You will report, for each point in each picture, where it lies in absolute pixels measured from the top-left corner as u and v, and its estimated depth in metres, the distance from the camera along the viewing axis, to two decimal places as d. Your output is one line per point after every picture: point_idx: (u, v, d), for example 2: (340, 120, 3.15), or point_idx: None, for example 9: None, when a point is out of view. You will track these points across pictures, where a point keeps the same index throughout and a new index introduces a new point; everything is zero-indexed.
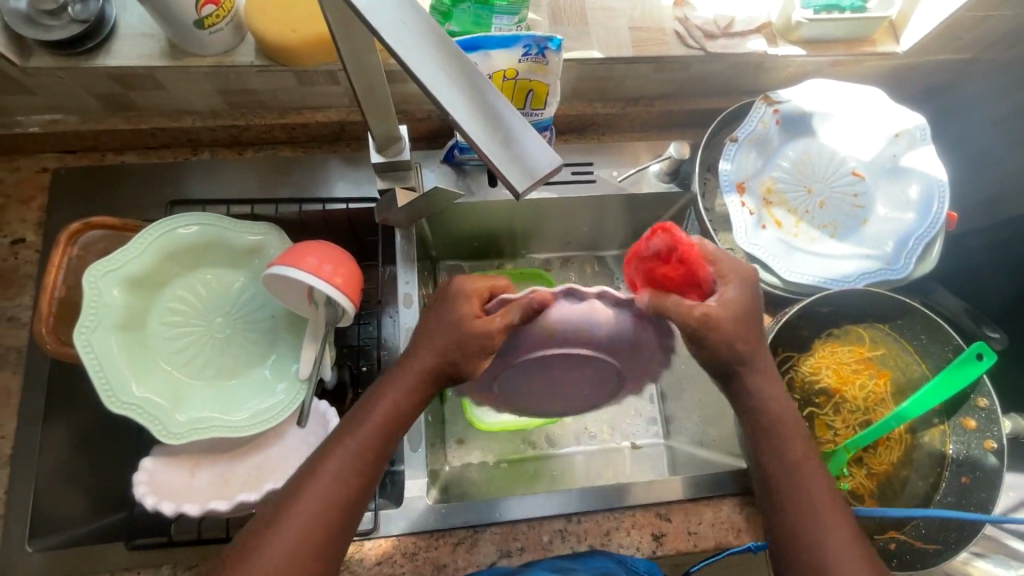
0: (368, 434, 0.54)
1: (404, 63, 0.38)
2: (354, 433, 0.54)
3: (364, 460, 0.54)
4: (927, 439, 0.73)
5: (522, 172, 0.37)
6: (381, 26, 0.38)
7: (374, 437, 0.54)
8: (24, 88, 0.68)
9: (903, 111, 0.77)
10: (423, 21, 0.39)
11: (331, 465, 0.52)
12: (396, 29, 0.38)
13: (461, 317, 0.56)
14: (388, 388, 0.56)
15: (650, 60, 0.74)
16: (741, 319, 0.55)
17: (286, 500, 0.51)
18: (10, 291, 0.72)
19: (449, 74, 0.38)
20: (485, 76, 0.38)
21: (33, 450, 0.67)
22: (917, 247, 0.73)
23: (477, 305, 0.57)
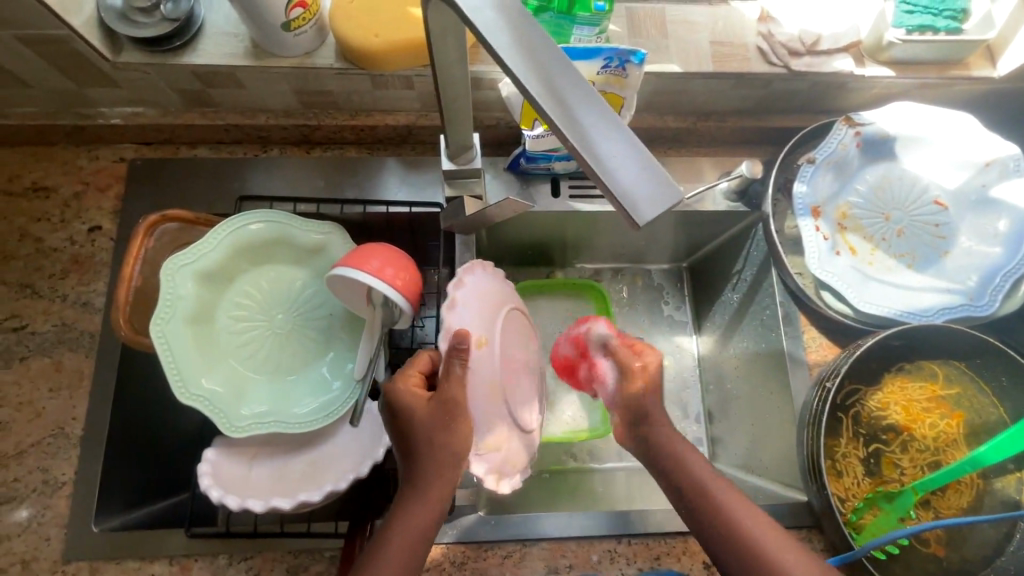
0: (411, 504, 0.54)
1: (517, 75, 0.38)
2: (415, 484, 0.54)
3: (421, 529, 0.53)
4: (1000, 486, 0.70)
5: (643, 205, 0.35)
6: (501, 51, 0.38)
7: (418, 505, 0.54)
8: (111, 81, 0.70)
9: (996, 139, 0.72)
10: (539, 44, 0.39)
11: (392, 545, 0.52)
12: (514, 52, 0.38)
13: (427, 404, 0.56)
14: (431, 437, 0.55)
15: (730, 76, 0.71)
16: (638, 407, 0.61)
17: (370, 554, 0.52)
18: (86, 276, 0.75)
19: (558, 88, 0.38)
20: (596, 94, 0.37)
21: (101, 432, 0.69)
22: (1004, 284, 0.69)
23: (415, 393, 0.57)
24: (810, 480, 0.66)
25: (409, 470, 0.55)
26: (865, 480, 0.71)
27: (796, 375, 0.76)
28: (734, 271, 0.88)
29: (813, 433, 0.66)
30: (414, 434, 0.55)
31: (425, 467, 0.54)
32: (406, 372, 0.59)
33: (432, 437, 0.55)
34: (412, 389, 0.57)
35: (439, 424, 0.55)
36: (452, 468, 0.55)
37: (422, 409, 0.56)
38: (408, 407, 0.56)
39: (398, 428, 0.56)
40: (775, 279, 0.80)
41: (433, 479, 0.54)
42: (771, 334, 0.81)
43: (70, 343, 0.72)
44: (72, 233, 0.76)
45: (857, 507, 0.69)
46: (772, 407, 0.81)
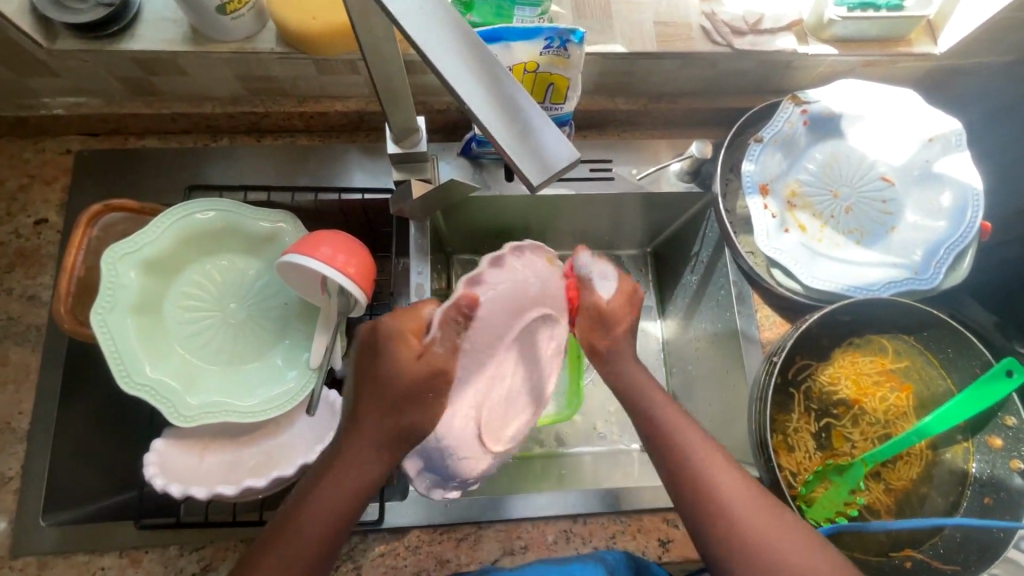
0: (341, 483, 0.53)
1: (417, 47, 0.36)
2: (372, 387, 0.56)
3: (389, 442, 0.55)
4: (949, 456, 0.71)
5: (540, 165, 0.36)
6: (392, 1, 0.36)
7: (350, 484, 0.53)
8: (49, 70, 0.69)
9: (938, 115, 0.74)
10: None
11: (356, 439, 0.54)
12: (405, 2, 0.36)
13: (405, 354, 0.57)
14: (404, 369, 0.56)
15: (674, 56, 0.72)
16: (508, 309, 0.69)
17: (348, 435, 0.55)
18: (32, 269, 0.74)
19: (463, 58, 0.36)
20: (502, 64, 0.37)
21: (48, 427, 0.68)
22: (947, 257, 0.70)
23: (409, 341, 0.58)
24: (758, 454, 0.67)
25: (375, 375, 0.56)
26: (817, 454, 0.71)
27: (750, 353, 0.77)
28: (693, 253, 0.89)
29: (762, 409, 0.67)
30: (365, 391, 0.56)
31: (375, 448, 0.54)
32: (411, 313, 0.60)
33: (377, 407, 0.55)
34: (403, 334, 0.58)
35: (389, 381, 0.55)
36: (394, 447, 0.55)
37: (406, 361, 0.57)
38: (393, 349, 0.57)
39: (375, 365, 0.56)
40: (729, 259, 0.81)
41: (369, 462, 0.54)
42: (726, 313, 0.81)
43: (16, 337, 0.71)
44: (18, 226, 0.75)
45: (808, 481, 0.70)
46: (729, 387, 0.82)
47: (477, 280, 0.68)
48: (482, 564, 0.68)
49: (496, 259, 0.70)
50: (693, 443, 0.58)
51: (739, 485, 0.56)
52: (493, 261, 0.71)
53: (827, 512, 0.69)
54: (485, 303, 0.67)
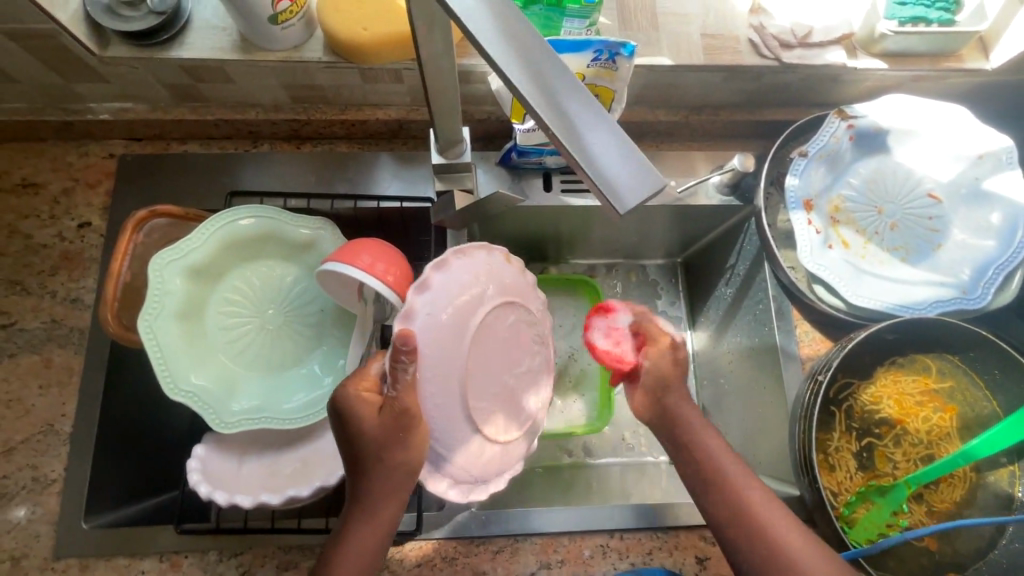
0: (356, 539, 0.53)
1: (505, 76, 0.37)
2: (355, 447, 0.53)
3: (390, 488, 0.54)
4: (993, 479, 0.70)
5: (627, 192, 0.35)
6: (482, 37, 0.37)
7: (364, 531, 0.53)
8: (98, 75, 0.69)
9: (989, 131, 0.72)
10: (521, 27, 0.38)
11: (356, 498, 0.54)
12: (495, 39, 0.37)
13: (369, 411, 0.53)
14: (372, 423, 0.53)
15: (721, 69, 0.71)
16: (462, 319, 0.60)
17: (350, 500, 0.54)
18: (75, 273, 0.74)
19: (550, 85, 0.37)
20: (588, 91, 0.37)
21: (89, 430, 0.69)
22: (997, 277, 0.69)
23: (367, 399, 0.53)
24: (800, 473, 0.66)
25: (350, 441, 0.54)
26: (859, 474, 0.70)
27: (789, 369, 0.76)
28: (728, 266, 0.88)
29: (805, 428, 0.66)
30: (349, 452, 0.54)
31: (381, 496, 0.53)
32: (358, 373, 0.55)
33: (359, 463, 0.54)
34: (354, 400, 0.53)
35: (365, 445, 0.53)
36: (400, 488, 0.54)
37: (369, 419, 0.53)
38: (353, 415, 0.53)
39: (344, 434, 0.54)
40: (768, 274, 0.80)
41: (373, 506, 0.53)
42: (764, 328, 0.80)
43: (59, 339, 0.72)
44: (62, 229, 0.75)
45: (849, 501, 0.69)
46: (763, 403, 0.81)
47: (409, 314, 0.58)
48: None
49: (439, 262, 0.60)
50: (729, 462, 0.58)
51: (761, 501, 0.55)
52: (434, 265, 0.60)
53: (868, 533, 0.68)
54: (430, 333, 0.58)
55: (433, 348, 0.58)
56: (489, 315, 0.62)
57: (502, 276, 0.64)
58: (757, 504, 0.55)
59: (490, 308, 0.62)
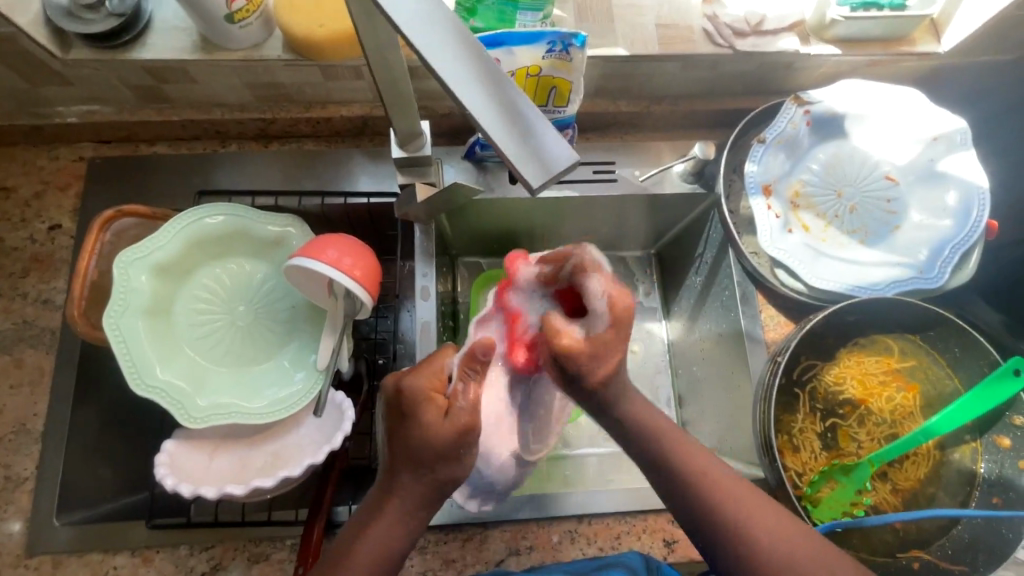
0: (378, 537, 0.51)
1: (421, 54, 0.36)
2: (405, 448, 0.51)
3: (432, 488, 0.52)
4: (957, 456, 0.70)
5: (541, 168, 0.36)
6: (396, 14, 0.37)
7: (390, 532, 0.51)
8: (62, 79, 0.70)
9: (943, 114, 0.73)
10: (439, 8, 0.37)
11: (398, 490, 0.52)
12: (411, 12, 0.37)
13: (427, 417, 0.51)
14: (430, 426, 0.50)
15: (677, 59, 0.72)
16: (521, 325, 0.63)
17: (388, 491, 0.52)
18: (46, 274, 0.75)
19: (467, 65, 0.37)
20: (505, 71, 0.37)
21: (62, 429, 0.70)
22: (952, 256, 0.70)
23: (432, 401, 0.51)
24: (763, 455, 0.67)
25: (403, 440, 0.51)
26: (823, 454, 0.71)
27: (754, 353, 0.77)
28: (697, 254, 0.89)
29: (766, 409, 0.67)
30: (398, 447, 0.52)
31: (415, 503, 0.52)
32: (433, 368, 0.54)
33: (410, 468, 0.51)
34: (426, 396, 0.52)
35: (420, 449, 0.50)
36: (432, 493, 0.52)
37: (435, 426, 0.50)
38: (417, 415, 0.51)
39: (403, 431, 0.51)
40: (733, 260, 0.81)
41: (409, 509, 0.51)
42: (730, 314, 0.81)
43: (31, 340, 0.73)
44: (33, 231, 0.76)
45: (814, 481, 0.69)
46: (733, 389, 0.82)
47: (493, 316, 0.63)
48: (488, 565, 0.69)
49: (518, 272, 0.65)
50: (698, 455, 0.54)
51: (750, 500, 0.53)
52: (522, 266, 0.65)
53: (833, 512, 0.69)
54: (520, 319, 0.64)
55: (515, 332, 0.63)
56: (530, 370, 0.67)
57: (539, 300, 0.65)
58: (737, 505, 0.52)
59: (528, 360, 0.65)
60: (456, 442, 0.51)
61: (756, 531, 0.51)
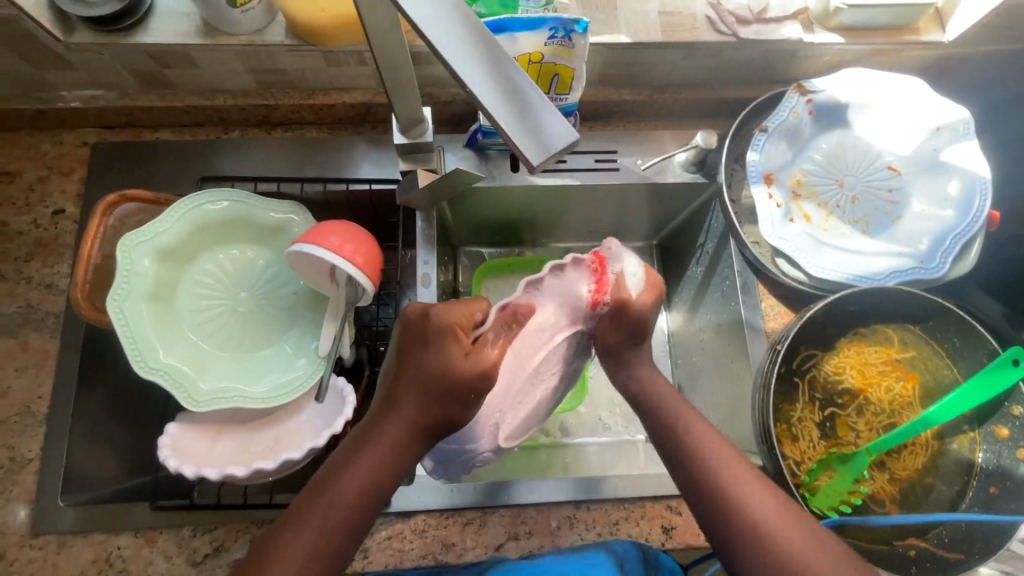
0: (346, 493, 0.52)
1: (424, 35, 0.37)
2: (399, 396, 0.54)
3: (406, 447, 0.54)
4: (955, 446, 0.71)
5: (542, 147, 0.37)
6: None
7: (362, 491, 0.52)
8: (66, 63, 0.70)
9: (947, 104, 0.73)
10: None
11: (375, 446, 0.53)
12: None
13: (445, 351, 0.53)
14: (437, 364, 0.53)
15: (680, 46, 0.72)
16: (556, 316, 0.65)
17: (362, 443, 0.54)
18: (50, 258, 0.76)
19: (470, 46, 0.37)
20: (508, 52, 0.37)
21: (66, 411, 0.70)
22: (954, 246, 0.70)
23: (457, 339, 0.53)
24: (761, 442, 0.67)
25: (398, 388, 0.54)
26: (821, 443, 0.72)
27: (754, 343, 0.77)
28: (698, 244, 0.89)
29: (765, 397, 0.67)
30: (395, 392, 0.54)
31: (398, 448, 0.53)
32: (464, 309, 0.56)
33: (398, 419, 0.54)
34: (453, 329, 0.54)
35: (432, 379, 0.53)
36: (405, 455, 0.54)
37: (456, 362, 0.53)
38: (438, 346, 0.53)
39: (418, 359, 0.54)
40: (734, 249, 0.81)
41: (388, 451, 0.53)
42: (731, 303, 0.82)
43: (35, 323, 0.73)
44: (36, 216, 0.77)
45: (812, 469, 0.70)
46: (732, 378, 0.82)
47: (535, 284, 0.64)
48: (487, 549, 0.69)
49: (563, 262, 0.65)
50: (694, 435, 0.58)
51: (760, 489, 0.54)
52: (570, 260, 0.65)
53: (831, 501, 0.69)
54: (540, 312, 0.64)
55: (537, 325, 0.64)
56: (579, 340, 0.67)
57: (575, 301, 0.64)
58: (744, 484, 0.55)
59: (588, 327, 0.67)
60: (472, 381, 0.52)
61: (757, 513, 0.53)
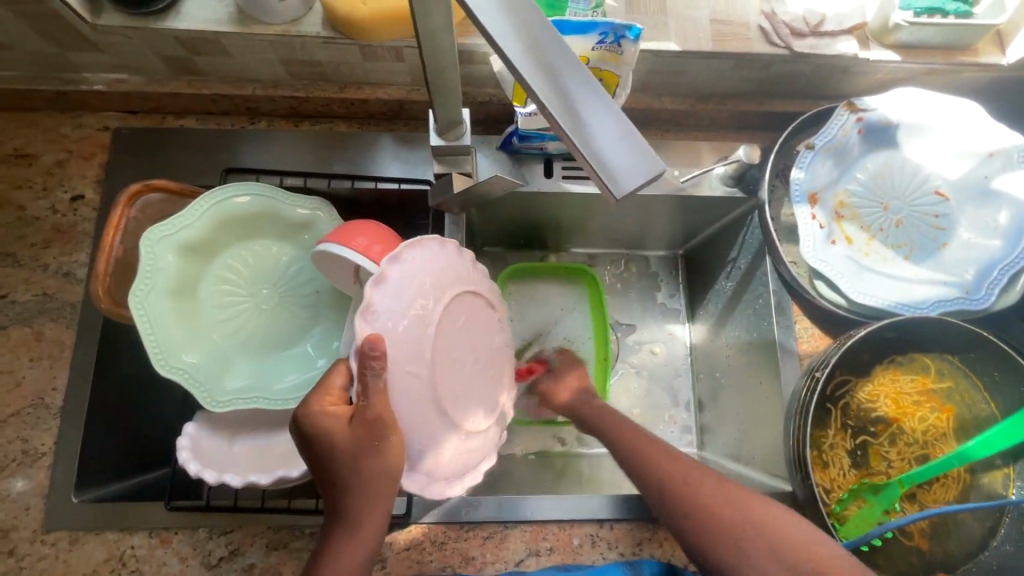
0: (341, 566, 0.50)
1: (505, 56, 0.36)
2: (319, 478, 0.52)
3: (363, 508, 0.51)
4: (987, 481, 0.69)
5: (627, 175, 0.35)
6: (482, 12, 0.36)
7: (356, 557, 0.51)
8: (91, 45, 0.68)
9: (1002, 129, 0.70)
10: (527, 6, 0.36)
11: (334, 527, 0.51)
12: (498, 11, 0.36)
13: (331, 436, 0.51)
14: (333, 439, 0.51)
15: (730, 57, 0.70)
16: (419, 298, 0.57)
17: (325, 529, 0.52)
18: (69, 246, 0.73)
19: (551, 68, 0.36)
20: (590, 75, 0.36)
21: (81, 405, 0.69)
22: (1001, 277, 0.68)
23: (332, 415, 0.51)
24: (794, 470, 0.66)
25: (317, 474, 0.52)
26: (852, 472, 0.70)
27: (786, 365, 0.75)
28: (729, 259, 0.87)
29: (801, 424, 0.66)
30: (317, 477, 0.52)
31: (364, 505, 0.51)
32: (322, 387, 0.52)
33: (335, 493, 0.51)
34: (321, 413, 0.51)
35: (341, 453, 0.50)
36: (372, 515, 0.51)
37: (341, 433, 0.51)
38: (319, 431, 0.51)
39: (317, 455, 0.51)
40: (769, 267, 0.79)
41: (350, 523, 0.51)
42: (763, 322, 0.80)
43: (52, 313, 0.71)
44: (55, 201, 0.74)
45: (842, 498, 0.69)
46: (758, 398, 0.80)
47: (369, 310, 0.54)
48: (507, 564, 0.68)
49: (392, 255, 0.56)
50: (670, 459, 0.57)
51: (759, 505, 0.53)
52: (389, 260, 0.57)
53: (860, 531, 0.68)
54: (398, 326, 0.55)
55: (400, 345, 0.55)
56: (452, 310, 0.60)
57: (450, 269, 0.60)
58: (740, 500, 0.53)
59: (452, 302, 0.60)
60: (370, 438, 0.50)
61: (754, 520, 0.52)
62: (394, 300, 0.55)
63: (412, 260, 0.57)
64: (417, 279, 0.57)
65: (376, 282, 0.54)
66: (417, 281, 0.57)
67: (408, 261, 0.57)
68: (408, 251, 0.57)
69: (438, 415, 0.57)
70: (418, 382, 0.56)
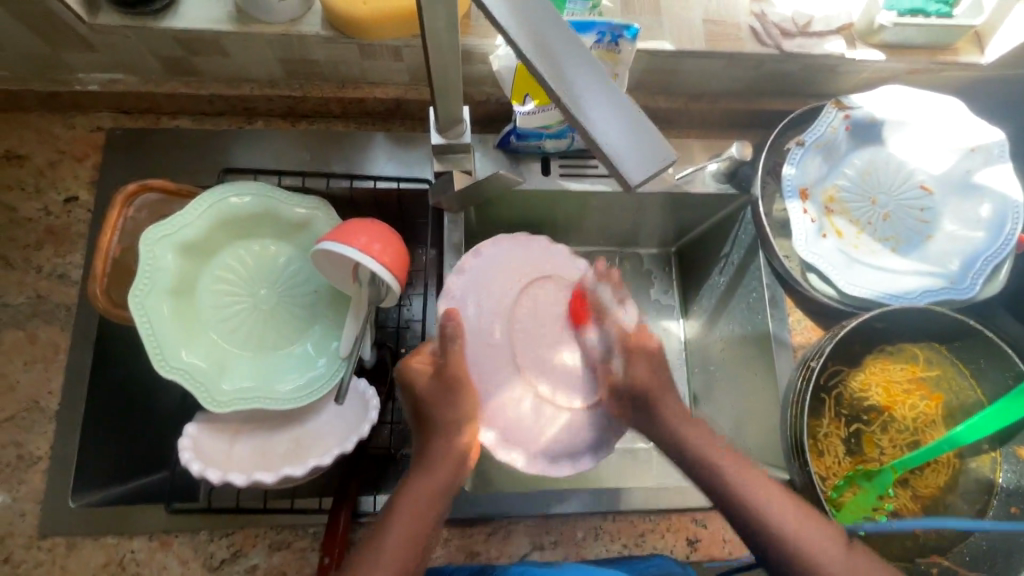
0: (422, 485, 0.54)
1: (520, 50, 0.37)
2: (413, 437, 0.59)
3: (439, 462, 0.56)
4: (975, 465, 0.71)
5: (637, 166, 0.35)
6: (498, 10, 0.37)
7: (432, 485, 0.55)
8: (87, 44, 0.67)
9: (982, 125, 0.73)
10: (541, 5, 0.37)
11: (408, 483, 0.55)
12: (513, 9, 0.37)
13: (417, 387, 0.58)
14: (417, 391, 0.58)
15: (723, 56, 0.71)
16: (499, 282, 0.74)
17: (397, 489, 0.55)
18: (62, 248, 0.72)
19: (565, 62, 0.37)
20: (603, 69, 0.37)
21: (77, 408, 0.68)
22: (985, 267, 0.71)
23: (420, 369, 0.59)
24: (792, 458, 0.67)
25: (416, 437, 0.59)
26: (846, 459, 0.72)
27: (781, 356, 0.77)
28: (722, 254, 0.88)
29: (797, 413, 0.67)
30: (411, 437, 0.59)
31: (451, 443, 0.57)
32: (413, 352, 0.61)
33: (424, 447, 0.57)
34: (413, 364, 0.59)
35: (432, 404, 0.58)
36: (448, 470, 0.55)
37: (428, 381, 0.58)
38: (411, 382, 0.58)
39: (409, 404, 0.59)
40: (762, 261, 0.81)
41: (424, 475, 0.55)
42: (757, 316, 0.81)
43: (45, 315, 0.70)
44: (48, 202, 0.73)
45: (837, 485, 0.70)
46: (753, 391, 0.82)
47: (447, 292, 0.71)
48: (512, 558, 0.69)
49: (474, 249, 0.73)
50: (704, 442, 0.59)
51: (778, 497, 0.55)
52: (471, 254, 0.73)
53: (856, 517, 0.70)
54: (483, 303, 0.73)
55: (485, 317, 0.73)
56: (529, 297, 0.74)
57: (530, 258, 0.75)
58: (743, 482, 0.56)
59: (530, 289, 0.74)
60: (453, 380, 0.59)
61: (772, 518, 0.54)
62: (471, 283, 0.72)
63: (511, 250, 0.75)
64: (500, 268, 0.74)
65: (460, 266, 0.72)
66: (503, 270, 0.74)
67: (492, 250, 0.74)
68: (488, 246, 0.74)
69: (508, 371, 0.72)
70: (498, 350, 0.72)
